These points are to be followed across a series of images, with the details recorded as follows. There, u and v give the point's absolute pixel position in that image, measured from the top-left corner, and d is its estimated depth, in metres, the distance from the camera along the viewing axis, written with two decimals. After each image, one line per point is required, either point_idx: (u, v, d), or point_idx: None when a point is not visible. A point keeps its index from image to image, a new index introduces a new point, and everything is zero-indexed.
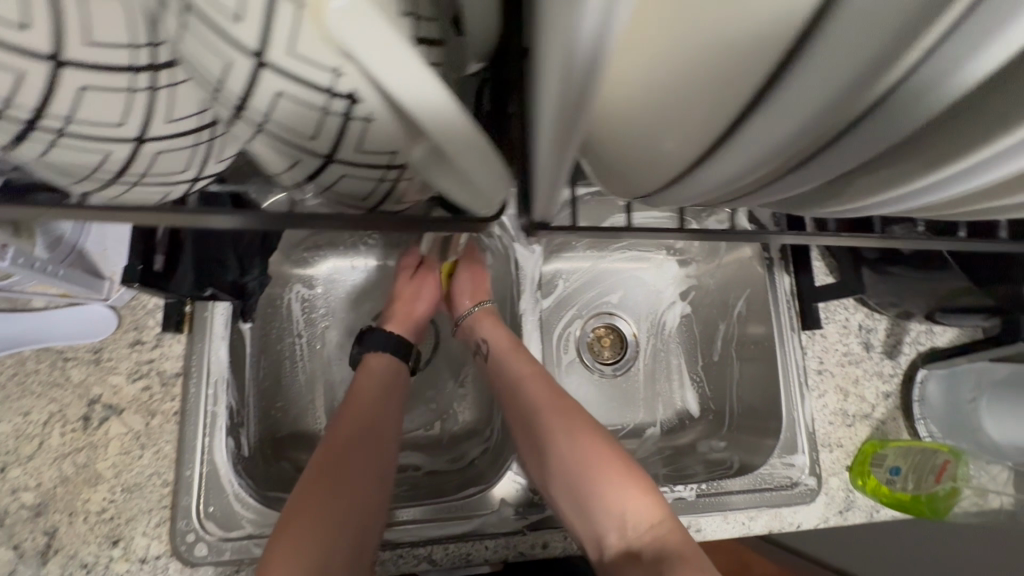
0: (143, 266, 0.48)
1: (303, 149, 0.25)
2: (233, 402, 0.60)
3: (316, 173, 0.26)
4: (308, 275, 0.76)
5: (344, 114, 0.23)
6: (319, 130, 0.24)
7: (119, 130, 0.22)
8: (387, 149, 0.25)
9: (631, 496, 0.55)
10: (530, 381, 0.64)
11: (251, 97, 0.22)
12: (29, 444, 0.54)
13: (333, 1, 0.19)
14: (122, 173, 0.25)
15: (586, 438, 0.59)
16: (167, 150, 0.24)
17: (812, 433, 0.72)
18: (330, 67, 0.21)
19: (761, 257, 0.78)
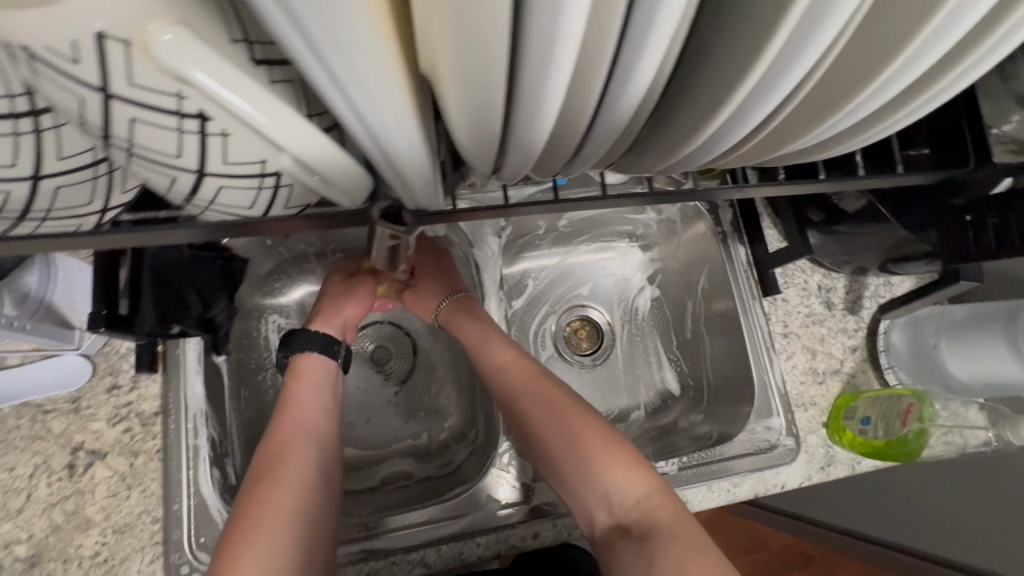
0: (108, 311, 0.50)
1: (172, 166, 0.25)
2: (215, 433, 0.62)
3: (195, 188, 0.27)
4: (281, 304, 0.78)
5: (199, 132, 0.24)
6: (181, 148, 0.24)
7: (13, 171, 0.24)
8: (254, 158, 0.26)
9: (617, 473, 0.55)
10: (513, 365, 0.66)
11: (112, 127, 0.23)
12: (18, 498, 0.55)
13: (159, 34, 0.20)
14: (27, 211, 0.26)
15: (567, 416, 0.60)
16: (67, 184, 0.26)
17: (785, 394, 0.74)
18: (172, 92, 0.22)
19: (715, 232, 0.80)
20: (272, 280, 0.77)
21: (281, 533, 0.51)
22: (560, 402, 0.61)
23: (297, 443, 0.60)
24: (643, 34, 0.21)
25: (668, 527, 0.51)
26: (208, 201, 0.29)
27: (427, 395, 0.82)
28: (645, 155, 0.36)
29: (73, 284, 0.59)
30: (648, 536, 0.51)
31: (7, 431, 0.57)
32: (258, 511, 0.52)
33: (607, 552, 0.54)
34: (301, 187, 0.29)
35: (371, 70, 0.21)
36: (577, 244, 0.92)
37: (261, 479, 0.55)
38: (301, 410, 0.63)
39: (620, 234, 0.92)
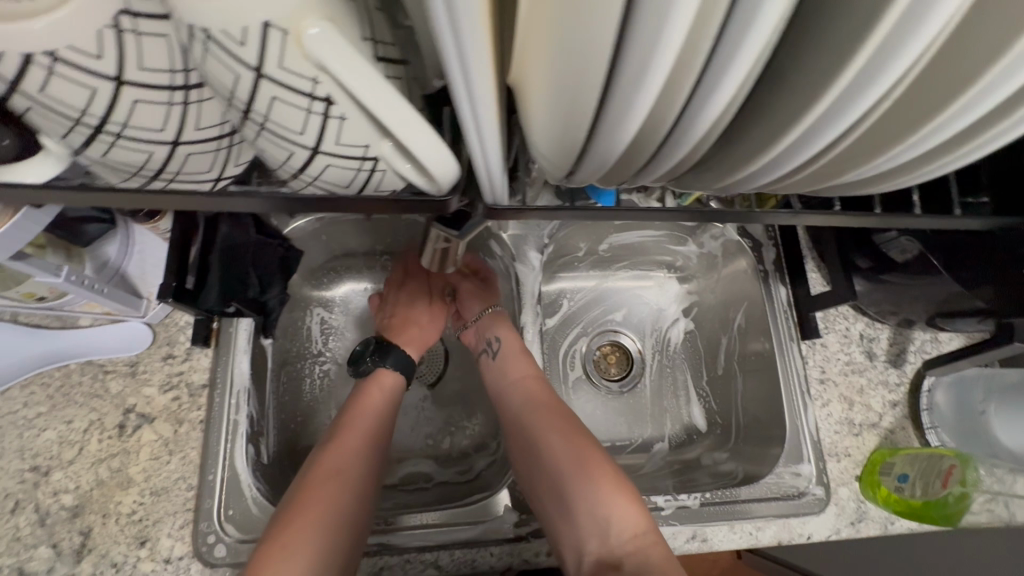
0: (177, 284, 0.54)
1: (293, 142, 0.28)
2: (255, 412, 0.65)
3: (305, 164, 0.30)
4: (326, 297, 0.82)
5: (323, 114, 0.27)
6: (305, 127, 0.27)
7: (161, 134, 0.28)
8: (362, 142, 0.28)
9: (618, 502, 0.56)
10: (532, 383, 0.68)
11: (254, 102, 0.26)
12: (71, 449, 0.59)
13: (311, 28, 0.23)
14: (160, 171, 0.30)
15: (576, 439, 0.62)
16: (196, 151, 0.30)
17: (817, 442, 0.72)
18: (309, 76, 0.25)
19: (756, 270, 0.79)
20: (321, 273, 0.80)
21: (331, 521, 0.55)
22: (568, 425, 0.64)
23: (359, 435, 0.64)
24: (732, 51, 0.23)
25: (659, 564, 0.52)
26: (312, 180, 0.31)
27: (454, 402, 0.83)
28: (706, 176, 0.38)
29: (146, 258, 0.63)
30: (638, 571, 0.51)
31: (70, 385, 0.61)
32: (313, 509, 0.56)
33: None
34: (396, 175, 0.32)
35: (481, 63, 0.23)
36: (615, 269, 0.93)
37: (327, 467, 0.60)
38: (374, 420, 0.66)
39: (658, 264, 0.93)
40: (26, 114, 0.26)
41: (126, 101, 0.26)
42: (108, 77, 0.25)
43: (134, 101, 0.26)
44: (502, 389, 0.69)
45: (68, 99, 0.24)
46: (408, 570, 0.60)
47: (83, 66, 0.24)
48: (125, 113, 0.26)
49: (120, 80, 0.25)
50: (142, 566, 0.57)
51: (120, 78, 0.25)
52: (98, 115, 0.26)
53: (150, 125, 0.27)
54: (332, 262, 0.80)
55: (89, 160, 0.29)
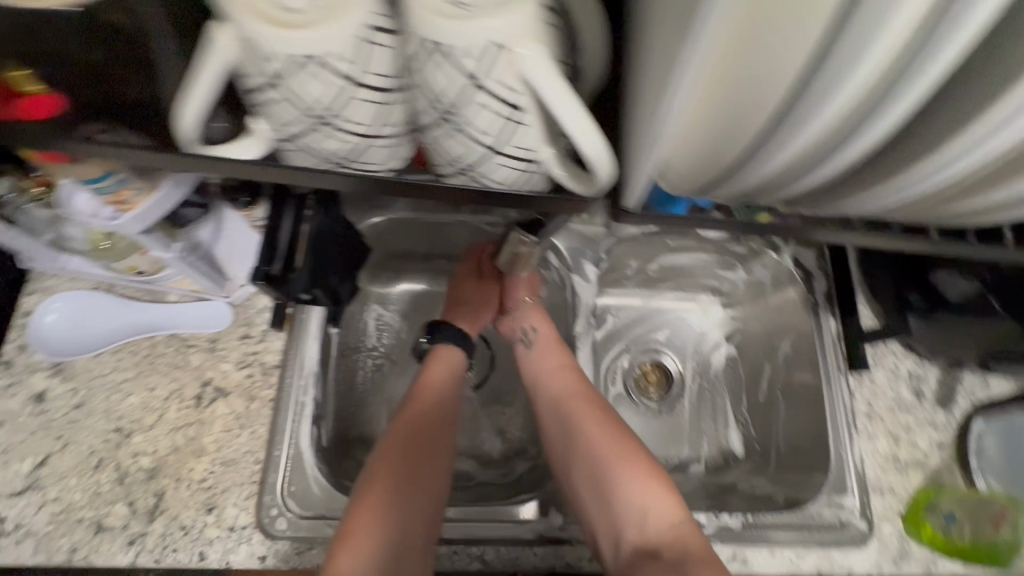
0: (267, 268, 0.59)
1: (477, 139, 0.33)
2: (319, 396, 0.68)
3: (478, 159, 0.35)
4: (385, 294, 0.85)
5: (513, 118, 0.32)
6: (495, 127, 0.32)
7: (369, 125, 0.34)
8: (531, 146, 0.34)
9: (659, 492, 0.58)
10: (570, 374, 0.69)
11: (461, 104, 0.31)
12: (152, 415, 0.63)
13: (528, 51, 0.29)
14: (353, 153, 0.36)
15: (613, 430, 0.63)
16: (385, 142, 0.36)
17: (861, 475, 0.72)
18: (512, 89, 0.30)
19: (806, 300, 0.81)
20: (383, 270, 0.84)
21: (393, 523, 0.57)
22: (603, 415, 0.65)
23: (418, 430, 0.65)
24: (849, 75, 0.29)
25: (701, 555, 0.53)
26: (477, 174, 0.37)
27: (498, 405, 0.86)
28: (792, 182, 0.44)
29: (235, 243, 0.67)
30: (679, 561, 0.53)
31: (155, 355, 0.65)
32: (373, 512, 0.57)
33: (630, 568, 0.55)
34: (544, 174, 0.37)
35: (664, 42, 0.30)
36: (661, 289, 0.94)
37: (387, 465, 0.61)
38: (425, 417, 0.66)
39: (703, 288, 0.94)
40: (271, 105, 0.32)
41: (358, 97, 0.32)
42: (352, 78, 0.31)
43: (361, 98, 0.32)
44: (537, 380, 0.70)
45: (312, 95, 0.31)
46: (454, 561, 0.62)
47: (340, 67, 0.30)
48: (352, 106, 0.32)
49: (359, 82, 0.31)
50: (209, 531, 0.60)
51: (360, 80, 0.31)
52: (334, 106, 0.32)
53: (363, 119, 0.33)
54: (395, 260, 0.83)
55: (302, 142, 0.35)
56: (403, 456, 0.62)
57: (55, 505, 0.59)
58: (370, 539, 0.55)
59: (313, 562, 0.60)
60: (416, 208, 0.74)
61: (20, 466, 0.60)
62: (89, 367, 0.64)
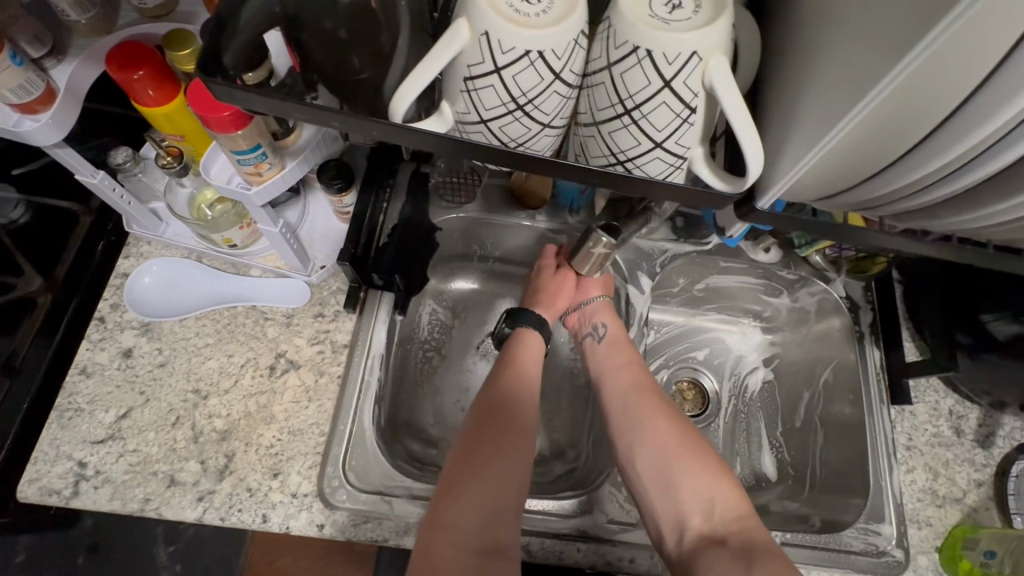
0: (354, 250, 0.65)
1: (645, 137, 0.35)
2: (382, 378, 0.71)
3: (637, 156, 0.36)
4: (442, 290, 0.89)
5: (686, 120, 0.34)
6: (667, 127, 0.34)
7: (545, 117, 0.36)
8: (694, 146, 0.35)
9: (723, 486, 0.59)
10: (634, 368, 0.70)
11: (643, 102, 0.33)
12: (228, 380, 0.67)
13: (720, 61, 0.31)
14: (518, 142, 0.38)
15: (675, 423, 0.65)
16: (552, 133, 0.38)
17: (900, 505, 0.73)
18: (695, 93, 0.32)
19: (852, 330, 0.83)
20: (444, 267, 0.88)
21: (484, 502, 0.55)
22: (667, 410, 0.66)
23: (503, 409, 0.63)
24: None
25: (767, 550, 0.54)
26: (629, 173, 0.38)
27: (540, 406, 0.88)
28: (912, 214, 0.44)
29: (319, 227, 0.72)
30: (747, 552, 0.53)
31: (235, 324, 0.69)
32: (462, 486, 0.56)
33: (694, 557, 0.56)
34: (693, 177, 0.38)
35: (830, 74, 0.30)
36: (704, 309, 0.97)
37: (476, 444, 0.59)
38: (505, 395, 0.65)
39: (745, 312, 0.96)
40: (478, 90, 0.34)
41: (549, 90, 0.34)
42: (552, 71, 0.33)
43: (552, 89, 0.34)
44: (604, 370, 0.71)
45: (522, 84, 0.33)
46: None
47: (546, 60, 0.33)
48: (541, 96, 0.34)
49: (557, 76, 0.34)
50: (273, 495, 0.63)
51: (558, 74, 0.33)
52: (525, 94, 0.34)
53: (549, 112, 0.35)
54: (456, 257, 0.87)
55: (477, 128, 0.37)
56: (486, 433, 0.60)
57: (133, 456, 0.62)
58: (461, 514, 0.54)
59: (369, 535, 0.63)
60: (487, 210, 0.77)
61: (104, 416, 0.64)
62: (174, 329, 0.68)
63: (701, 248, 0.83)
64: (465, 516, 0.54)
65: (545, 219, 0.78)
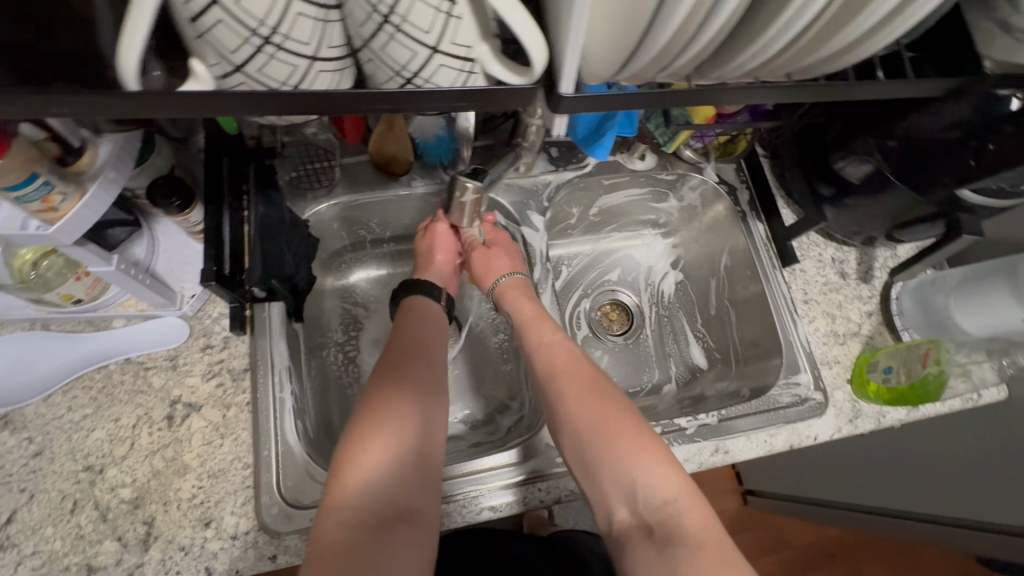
0: (217, 267, 0.58)
1: (416, 42, 0.31)
2: (297, 390, 0.67)
3: (417, 65, 0.33)
4: (347, 285, 0.85)
5: (446, 12, 0.31)
6: (432, 24, 0.31)
7: (305, 48, 0.31)
8: (468, 41, 0.32)
9: (653, 468, 0.53)
10: (557, 350, 0.65)
11: (398, 3, 0.30)
12: (122, 446, 0.60)
13: None
14: (291, 85, 0.33)
15: (604, 404, 0.59)
16: (326, 69, 0.33)
17: (810, 353, 0.80)
18: None
19: (735, 211, 0.87)
20: (336, 262, 0.83)
21: (378, 480, 0.50)
22: (595, 386, 0.61)
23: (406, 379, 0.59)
24: None
25: (694, 537, 0.48)
26: (420, 87, 0.35)
27: (476, 370, 0.88)
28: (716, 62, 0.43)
29: (174, 255, 0.65)
30: (672, 541, 0.49)
31: (112, 384, 0.62)
32: (349, 464, 0.51)
33: (622, 550, 0.52)
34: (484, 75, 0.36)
35: None
36: (607, 232, 0.99)
37: (366, 417, 0.54)
38: (397, 364, 0.61)
39: (644, 223, 0.99)
40: (209, 31, 0.28)
41: (293, 12, 0.29)
42: None
43: (298, 12, 0.29)
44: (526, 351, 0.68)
45: (254, 9, 0.28)
46: (465, 514, 0.65)
47: None
48: (287, 23, 0.29)
49: None
50: (211, 545, 0.58)
51: None
52: (268, 24, 0.28)
53: (307, 39, 0.30)
54: (346, 248, 0.82)
55: (236, 74, 0.32)
56: (381, 404, 0.56)
57: (35, 558, 0.55)
58: (352, 492, 0.49)
59: None
60: (355, 188, 0.73)
61: None
62: (42, 411, 0.60)
63: (581, 170, 0.83)
64: (358, 496, 0.49)
65: (421, 183, 0.75)
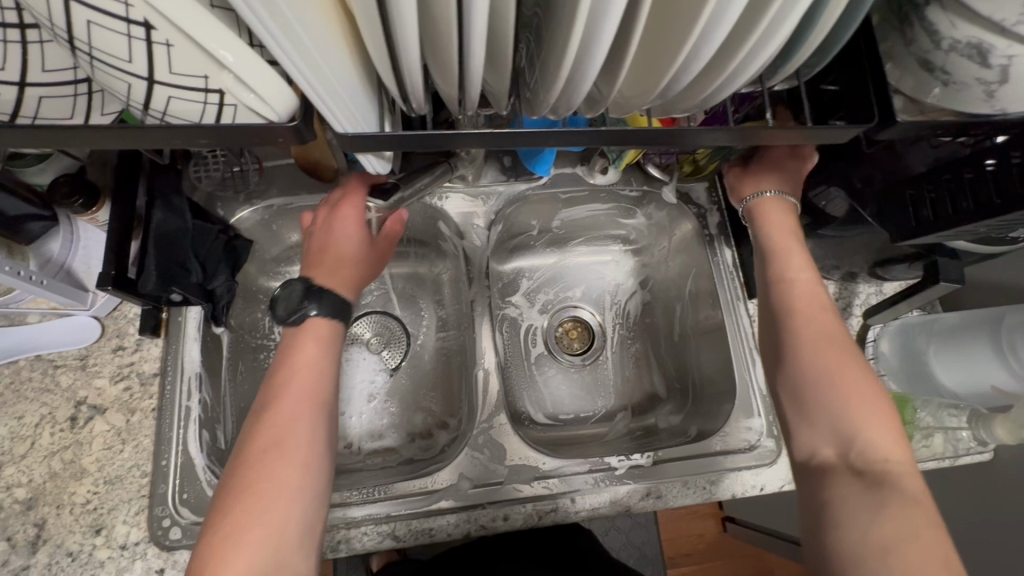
0: (116, 271, 0.56)
1: (124, 74, 0.26)
2: (209, 397, 0.65)
3: (146, 100, 0.27)
4: (283, 289, 0.81)
5: (146, 40, 0.25)
6: (130, 54, 0.25)
7: (3, 74, 0.28)
8: (198, 71, 0.26)
9: (883, 422, 0.51)
10: (802, 285, 0.59)
11: (73, 30, 0.24)
12: (22, 444, 0.59)
13: None
14: (16, 116, 0.30)
15: (840, 347, 0.55)
16: (50, 95, 0.30)
17: (767, 396, 0.73)
18: None
19: (702, 234, 0.81)
20: (275, 264, 0.80)
21: (259, 560, 0.46)
22: (832, 330, 0.56)
23: (290, 425, 0.53)
24: None
25: (910, 492, 0.46)
26: (165, 120, 0.29)
27: (418, 382, 0.84)
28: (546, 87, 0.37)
29: (90, 250, 0.63)
30: (884, 484, 0.47)
31: (20, 381, 0.61)
32: (224, 550, 0.46)
33: (820, 483, 0.51)
34: (246, 110, 0.29)
35: None
36: (572, 246, 0.93)
37: (241, 487, 0.49)
38: (285, 402, 0.54)
39: (612, 238, 0.93)
40: None
41: None
42: None
43: None
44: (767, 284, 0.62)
45: None
46: (366, 541, 0.62)
47: None
48: None
49: None
50: (99, 553, 0.57)
51: None
52: None
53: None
54: (286, 249, 0.79)
55: None
56: (260, 469, 0.50)
57: None
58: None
59: None
60: (291, 190, 0.72)
61: None
62: None
63: (534, 183, 0.79)
64: None
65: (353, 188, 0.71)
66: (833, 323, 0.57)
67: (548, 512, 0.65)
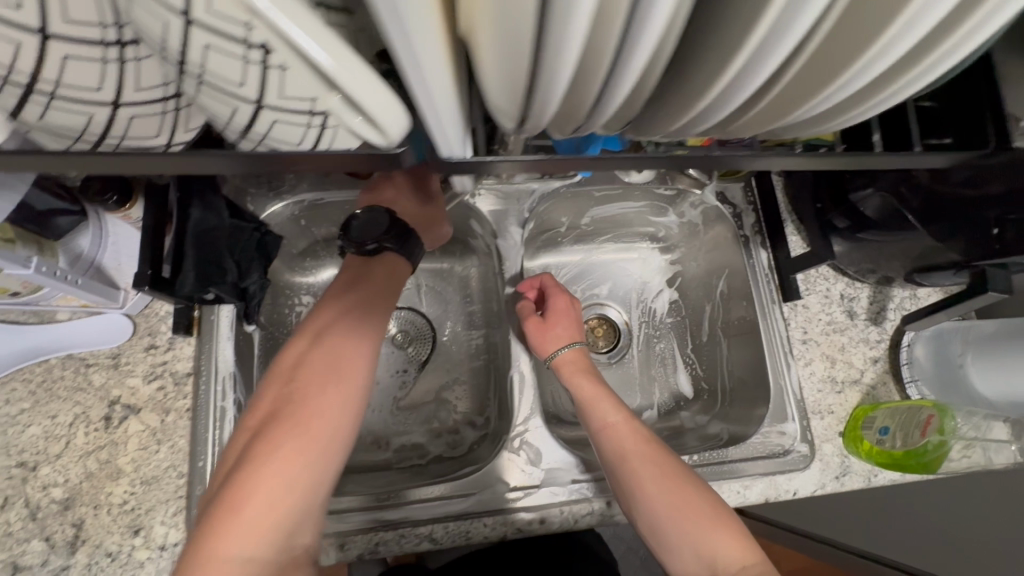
0: (152, 271, 0.54)
1: (232, 94, 0.25)
2: (242, 397, 0.64)
3: (249, 119, 0.27)
4: (309, 284, 0.79)
5: (261, 63, 0.23)
6: (243, 77, 0.24)
7: (99, 95, 0.27)
8: (307, 95, 0.25)
9: (721, 533, 0.54)
10: (618, 430, 0.62)
11: (187, 51, 0.23)
12: (57, 444, 0.59)
13: None
14: (104, 134, 0.29)
15: (677, 482, 0.58)
16: (140, 115, 0.29)
17: (801, 401, 0.73)
18: (240, 21, 0.22)
19: (737, 235, 0.79)
20: (301, 259, 0.78)
21: (291, 491, 0.48)
22: (663, 465, 0.59)
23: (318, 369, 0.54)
24: None
25: None
26: (263, 137, 0.29)
27: (443, 379, 0.84)
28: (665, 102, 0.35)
29: (120, 247, 0.61)
30: None
31: (52, 380, 0.60)
32: (249, 482, 0.47)
33: None
34: (347, 130, 0.28)
35: None
36: (600, 242, 0.91)
37: (274, 422, 0.51)
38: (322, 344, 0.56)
39: (641, 235, 0.91)
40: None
41: (56, 57, 0.24)
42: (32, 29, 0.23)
43: (65, 58, 0.24)
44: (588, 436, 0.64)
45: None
46: (403, 544, 0.62)
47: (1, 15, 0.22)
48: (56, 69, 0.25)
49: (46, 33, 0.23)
50: (138, 554, 0.57)
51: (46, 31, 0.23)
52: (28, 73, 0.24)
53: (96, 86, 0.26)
54: (312, 245, 0.78)
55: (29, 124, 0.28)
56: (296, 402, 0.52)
57: None
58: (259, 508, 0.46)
59: None
60: (321, 186, 0.70)
61: None
62: None
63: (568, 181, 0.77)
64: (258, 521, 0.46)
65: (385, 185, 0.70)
66: (654, 460, 0.59)
67: (583, 515, 0.66)
